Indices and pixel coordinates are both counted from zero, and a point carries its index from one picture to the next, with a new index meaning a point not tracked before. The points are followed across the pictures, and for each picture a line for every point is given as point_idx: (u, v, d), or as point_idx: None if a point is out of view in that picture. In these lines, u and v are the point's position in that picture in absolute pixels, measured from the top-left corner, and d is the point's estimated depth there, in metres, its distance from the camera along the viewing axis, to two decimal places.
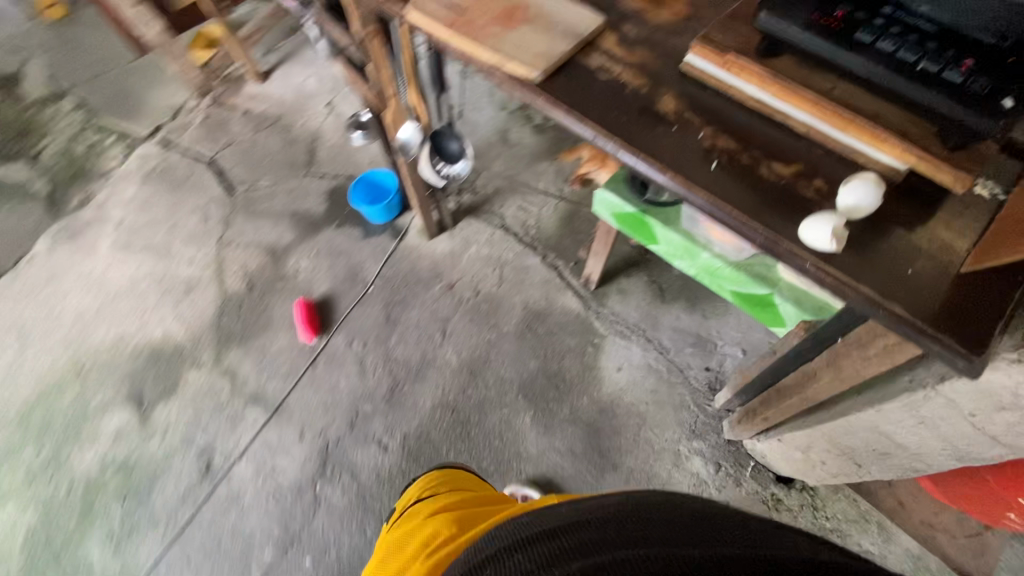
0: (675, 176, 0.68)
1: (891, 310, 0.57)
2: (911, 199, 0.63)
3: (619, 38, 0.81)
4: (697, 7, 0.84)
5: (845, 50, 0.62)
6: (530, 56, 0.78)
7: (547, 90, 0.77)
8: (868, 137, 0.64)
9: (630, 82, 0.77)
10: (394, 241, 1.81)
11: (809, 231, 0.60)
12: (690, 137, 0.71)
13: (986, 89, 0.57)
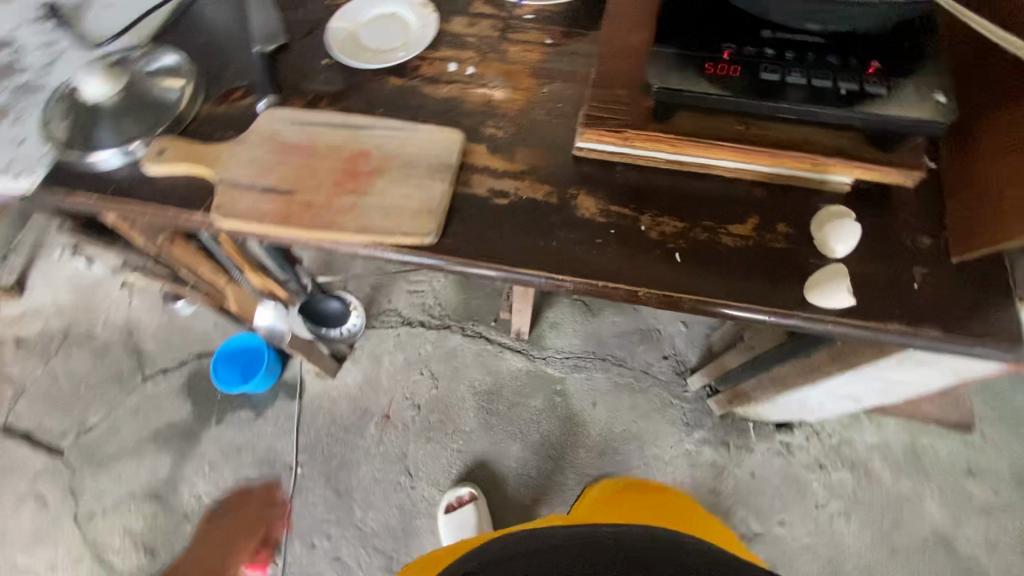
0: (649, 290, 0.59)
1: (928, 335, 0.54)
2: (870, 204, 0.60)
3: (489, 147, 0.69)
4: (546, 76, 0.73)
5: (759, 97, 0.54)
6: (409, 217, 0.62)
7: (451, 248, 0.62)
8: (805, 166, 0.59)
9: (533, 196, 0.65)
10: (296, 400, 1.52)
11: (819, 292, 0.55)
12: (632, 234, 0.62)
13: (912, 92, 0.52)
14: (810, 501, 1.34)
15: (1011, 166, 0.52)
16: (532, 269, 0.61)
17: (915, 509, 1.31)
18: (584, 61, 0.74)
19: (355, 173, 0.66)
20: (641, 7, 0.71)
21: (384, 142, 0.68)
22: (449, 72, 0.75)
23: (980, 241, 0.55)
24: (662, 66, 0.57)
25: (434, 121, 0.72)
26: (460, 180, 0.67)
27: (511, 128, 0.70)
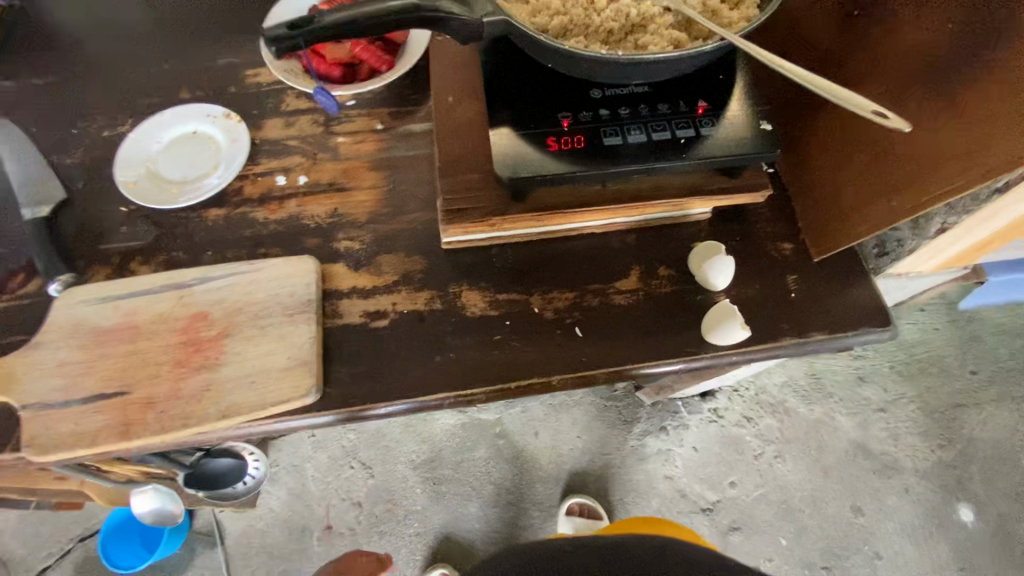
0: (562, 376, 0.56)
1: (815, 339, 0.57)
2: (732, 226, 0.63)
3: (350, 264, 0.62)
4: (389, 167, 0.68)
5: (608, 162, 0.54)
6: (280, 379, 0.54)
7: (340, 397, 0.55)
8: (667, 208, 0.60)
9: (413, 307, 0.59)
10: (214, 548, 1.31)
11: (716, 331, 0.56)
12: (526, 319, 0.58)
13: (739, 125, 0.55)
14: (750, 455, 1.41)
15: (842, 171, 0.57)
16: (436, 391, 0.55)
17: (832, 428, 1.44)
18: (425, 140, 0.69)
19: (199, 344, 0.55)
20: (466, 75, 0.67)
21: (224, 295, 0.58)
22: (279, 187, 0.67)
23: (831, 241, 0.59)
24: (507, 149, 0.54)
25: (278, 249, 0.63)
26: (328, 313, 0.59)
27: (369, 236, 0.63)
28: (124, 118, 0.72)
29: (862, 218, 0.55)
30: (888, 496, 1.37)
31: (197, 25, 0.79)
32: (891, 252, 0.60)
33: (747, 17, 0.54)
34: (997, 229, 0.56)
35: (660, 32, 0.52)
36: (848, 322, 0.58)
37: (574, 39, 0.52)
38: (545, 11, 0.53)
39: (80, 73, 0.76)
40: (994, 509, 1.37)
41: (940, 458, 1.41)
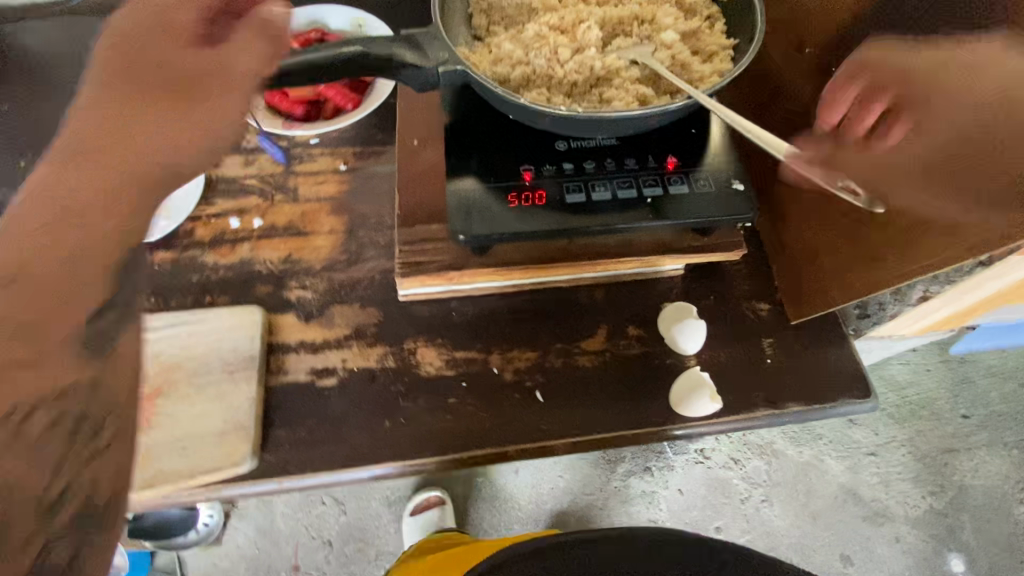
0: (520, 447, 0.52)
1: (791, 409, 0.54)
2: (706, 283, 0.60)
3: (300, 316, 0.58)
4: (350, 210, 0.64)
5: (570, 220, 0.51)
6: (214, 445, 0.50)
7: (279, 464, 0.51)
8: (637, 264, 0.57)
9: (365, 364, 0.56)
10: None
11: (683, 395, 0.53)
12: (485, 381, 0.55)
13: (711, 184, 0.52)
14: (736, 499, 1.37)
15: (820, 231, 0.54)
16: (383, 460, 0.51)
17: (821, 472, 1.39)
18: (389, 183, 0.66)
19: None
20: (431, 117, 0.64)
21: (162, 349, 0.54)
22: (232, 229, 0.63)
23: (809, 303, 0.56)
24: (464, 202, 0.51)
25: (226, 297, 0.59)
26: (272, 369, 0.55)
27: (323, 284, 0.60)
28: None
29: (840, 283, 0.52)
30: (878, 545, 1.33)
31: None
32: (872, 315, 0.57)
33: (718, 71, 0.51)
34: (983, 296, 0.52)
35: (626, 86, 0.49)
36: (827, 391, 0.55)
37: (536, 91, 0.50)
38: (506, 61, 0.51)
39: (36, 104, 0.73)
40: (987, 561, 1.32)
41: (931, 505, 1.36)
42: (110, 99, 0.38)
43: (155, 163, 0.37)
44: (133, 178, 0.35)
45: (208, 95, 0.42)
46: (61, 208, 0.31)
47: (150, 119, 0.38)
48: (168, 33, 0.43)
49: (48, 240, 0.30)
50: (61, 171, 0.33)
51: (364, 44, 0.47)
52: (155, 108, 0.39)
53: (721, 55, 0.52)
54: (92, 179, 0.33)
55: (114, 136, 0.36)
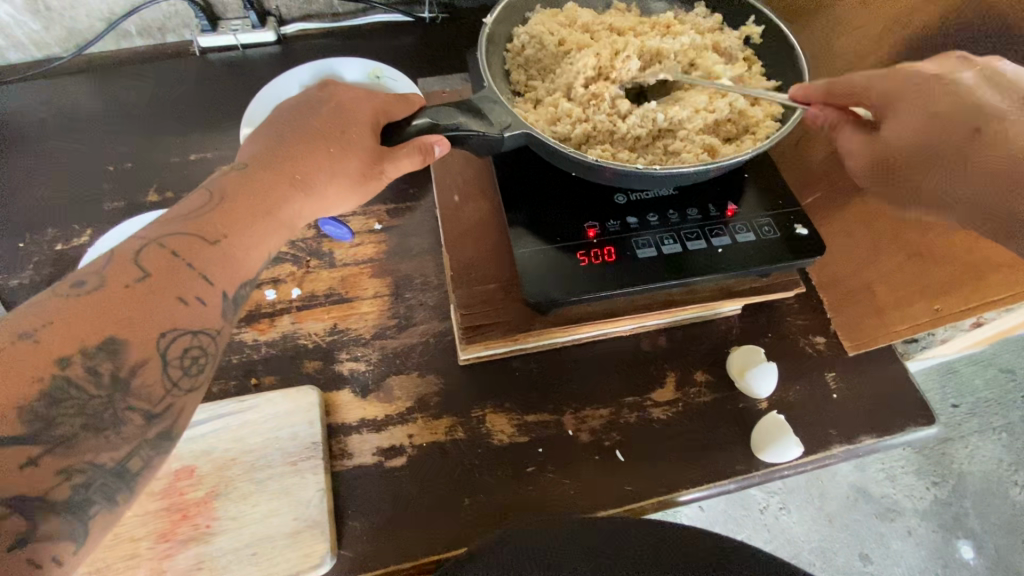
0: (609, 512, 0.50)
1: (865, 443, 0.54)
2: (763, 322, 0.60)
3: (357, 391, 0.55)
4: (393, 272, 0.62)
5: (644, 275, 0.50)
6: (288, 547, 0.46)
7: (357, 558, 0.47)
8: (699, 310, 0.57)
9: (433, 439, 0.53)
10: None
11: (766, 433, 0.53)
12: (562, 443, 0.53)
13: (773, 230, 0.53)
14: (755, 509, 1.26)
15: (873, 265, 0.56)
16: (469, 542, 0.49)
17: (832, 474, 1.27)
18: (429, 240, 0.64)
19: (185, 508, 0.47)
20: (470, 170, 0.63)
21: (212, 444, 0.50)
22: (269, 301, 0.59)
23: (869, 336, 0.57)
24: (535, 265, 0.51)
25: (272, 377, 0.55)
26: (336, 454, 0.52)
27: (375, 354, 0.57)
28: (82, 228, 0.64)
29: (904, 317, 0.54)
30: (893, 539, 1.22)
31: (166, 123, 0.73)
32: (924, 342, 0.58)
33: (771, 116, 0.52)
34: None
35: (692, 138, 0.51)
36: (896, 421, 0.55)
37: (600, 147, 0.51)
38: (566, 119, 0.52)
39: (29, 178, 0.68)
40: (995, 546, 1.22)
41: (936, 496, 1.26)
42: (258, 181, 0.43)
43: (256, 260, 0.42)
44: (237, 265, 0.40)
45: (321, 198, 0.45)
46: (193, 273, 0.38)
47: (350, 150, 0.45)
48: (326, 111, 0.47)
49: (190, 298, 0.38)
50: (204, 247, 0.39)
51: (433, 114, 0.47)
52: (356, 142, 0.46)
53: (767, 98, 0.53)
54: (221, 260, 0.39)
55: (313, 163, 0.44)
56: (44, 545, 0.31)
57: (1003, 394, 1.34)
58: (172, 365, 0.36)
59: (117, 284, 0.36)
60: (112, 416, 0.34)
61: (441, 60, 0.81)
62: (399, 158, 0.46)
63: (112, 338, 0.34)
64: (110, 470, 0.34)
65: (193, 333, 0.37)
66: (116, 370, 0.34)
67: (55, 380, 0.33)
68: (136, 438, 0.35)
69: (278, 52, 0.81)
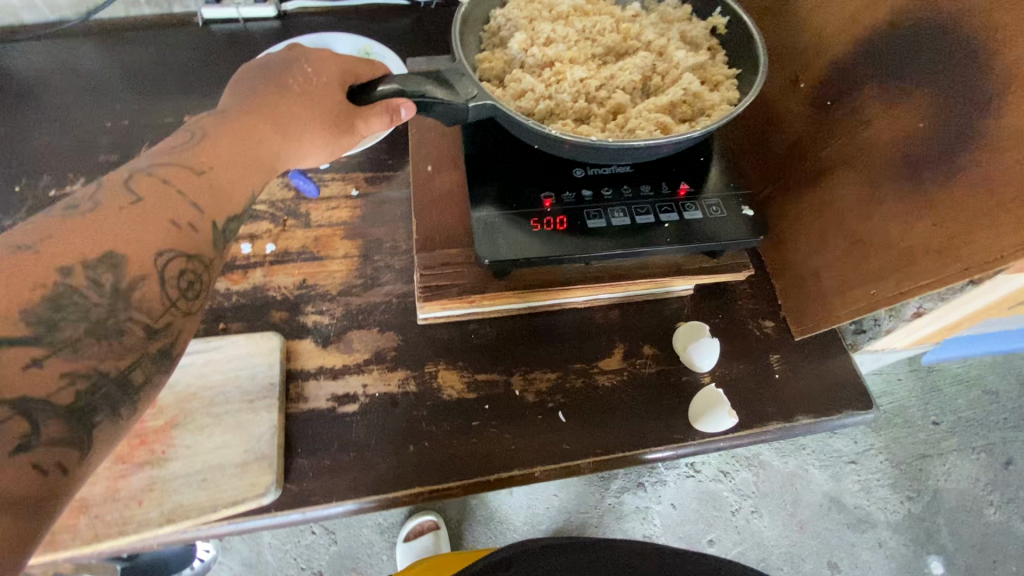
0: (547, 468, 0.52)
1: (801, 422, 0.56)
2: (714, 304, 0.62)
3: (318, 341, 0.58)
4: (364, 235, 0.65)
5: (593, 243, 0.53)
6: (235, 476, 0.49)
7: (303, 492, 0.50)
8: (649, 285, 0.59)
9: (386, 389, 0.55)
10: None
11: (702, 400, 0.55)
12: (508, 402, 0.55)
13: (721, 207, 0.55)
14: (726, 511, 1.25)
15: (820, 253, 0.58)
16: (409, 486, 0.51)
17: (805, 480, 1.28)
18: (402, 208, 0.67)
19: (144, 435, 0.50)
20: (444, 143, 0.66)
21: (176, 378, 0.53)
22: (244, 254, 0.62)
23: (812, 320, 0.59)
24: (493, 230, 0.53)
25: (240, 324, 0.58)
26: (292, 397, 0.54)
27: (340, 309, 0.60)
28: (76, 177, 0.68)
29: (845, 302, 0.55)
30: (860, 549, 1.22)
31: (164, 86, 0.77)
32: (868, 330, 0.60)
33: (727, 99, 0.55)
34: (968, 311, 0.56)
35: (646, 116, 0.53)
36: (833, 404, 0.57)
37: (562, 121, 0.54)
38: (529, 94, 0.55)
39: (31, 129, 0.72)
40: (965, 562, 1.22)
41: (908, 510, 1.26)
42: (239, 122, 0.46)
43: (242, 198, 0.45)
44: (227, 199, 0.44)
45: (296, 144, 0.48)
46: (184, 201, 0.41)
47: (328, 98, 0.49)
48: (300, 66, 0.50)
49: (183, 223, 0.41)
50: (193, 178, 0.43)
51: (401, 80, 0.49)
52: (328, 93, 0.49)
53: (726, 84, 0.56)
54: (210, 191, 0.43)
55: (290, 108, 0.48)
56: (48, 451, 0.33)
57: (983, 414, 1.34)
58: (169, 283, 0.39)
59: (113, 206, 0.39)
60: (115, 324, 0.37)
61: (432, 43, 0.85)
62: (368, 118, 0.50)
63: (111, 252, 0.37)
64: (113, 379, 0.36)
65: (187, 256, 0.40)
66: (117, 282, 0.37)
67: (59, 287, 0.35)
68: (137, 349, 0.37)
69: (277, 27, 0.85)
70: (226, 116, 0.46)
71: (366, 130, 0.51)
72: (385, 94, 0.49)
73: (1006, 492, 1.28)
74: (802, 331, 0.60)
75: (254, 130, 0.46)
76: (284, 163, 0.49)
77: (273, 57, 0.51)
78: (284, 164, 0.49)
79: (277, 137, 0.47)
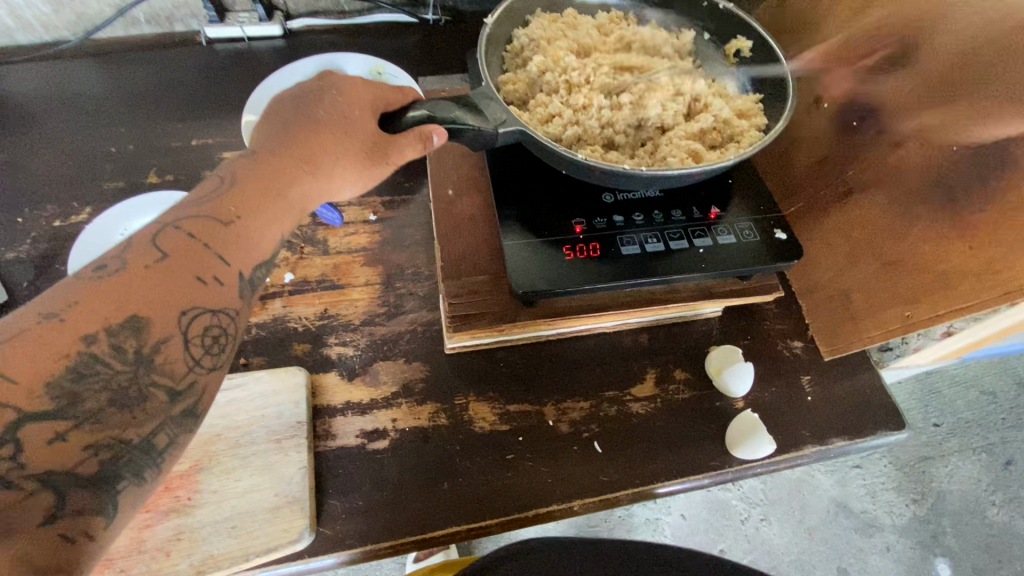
0: (585, 502, 0.51)
1: (837, 444, 0.56)
2: (744, 325, 0.62)
3: (344, 374, 0.56)
4: (385, 261, 0.63)
5: (627, 270, 0.52)
6: (268, 522, 0.47)
7: (337, 536, 0.48)
8: (680, 309, 0.58)
9: (416, 423, 0.54)
10: None
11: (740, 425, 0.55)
12: (542, 433, 0.54)
13: (752, 234, 0.55)
14: (736, 520, 1.25)
15: (849, 272, 0.58)
16: (446, 525, 0.49)
17: (813, 486, 1.28)
18: (422, 232, 0.66)
19: (168, 481, 0.48)
20: (464, 166, 0.64)
21: None
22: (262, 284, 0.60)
23: (844, 340, 0.59)
24: (523, 260, 0.52)
25: (262, 358, 0.56)
26: (320, 434, 0.53)
27: (364, 340, 0.58)
28: (80, 206, 0.66)
29: (877, 324, 0.55)
30: (871, 555, 1.22)
31: (168, 108, 0.75)
32: (896, 349, 0.60)
33: (757, 126, 0.54)
34: (999, 329, 0.56)
35: (677, 142, 0.53)
36: (866, 424, 0.57)
37: (589, 148, 0.53)
38: (558, 119, 0.54)
39: (30, 155, 0.69)
40: (971, 563, 1.23)
41: (915, 513, 1.26)
42: (269, 163, 0.44)
43: (271, 242, 0.43)
44: (254, 247, 0.42)
45: (328, 182, 0.46)
46: (210, 254, 0.39)
47: (357, 132, 0.47)
48: (328, 98, 0.48)
49: (210, 278, 0.39)
50: (220, 229, 0.41)
51: (430, 106, 0.49)
52: (358, 125, 0.47)
53: (755, 110, 0.55)
54: (236, 241, 0.41)
55: (320, 142, 0.46)
56: (75, 519, 0.32)
57: (983, 415, 1.36)
58: (193, 343, 0.37)
59: (138, 266, 0.37)
60: (136, 392, 0.35)
61: (442, 60, 0.83)
62: (402, 147, 0.48)
63: (133, 317, 0.35)
64: (137, 445, 0.34)
65: (213, 312, 0.39)
66: (140, 346, 0.35)
67: (81, 356, 0.34)
68: (160, 414, 0.36)
69: (283, 45, 0.83)
70: (256, 156, 0.45)
71: (399, 160, 0.49)
72: (415, 120, 0.48)
73: (1008, 492, 1.29)
74: (831, 350, 0.60)
75: (284, 170, 0.44)
76: (315, 202, 0.47)
77: (299, 90, 0.50)
78: (315, 202, 0.47)
79: (307, 175, 0.45)
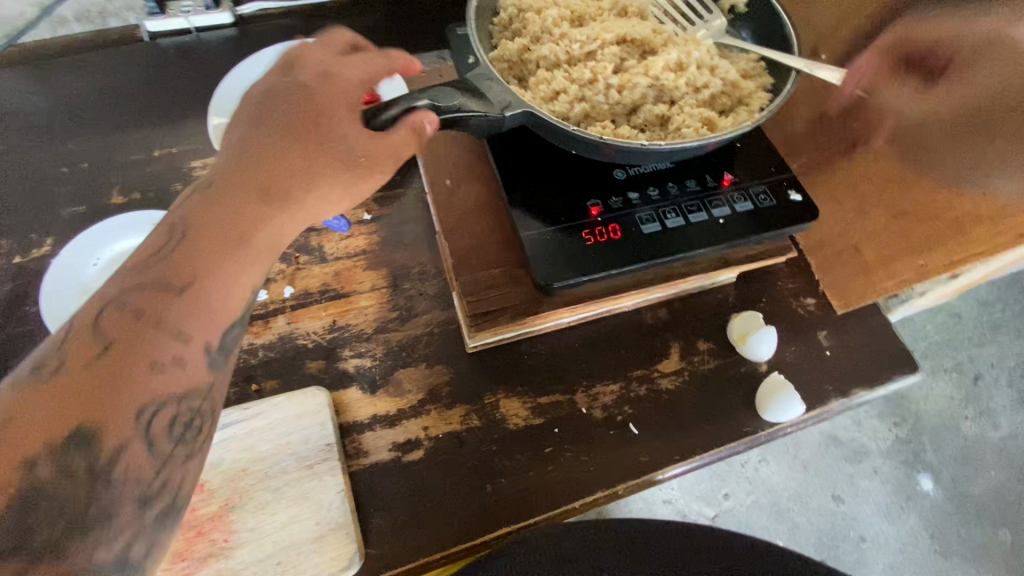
0: (629, 485, 0.52)
1: (859, 395, 0.57)
2: (758, 288, 0.62)
3: (365, 387, 0.54)
4: (388, 263, 0.60)
5: (649, 250, 0.51)
6: (314, 552, 0.46)
7: (385, 556, 0.47)
8: (699, 280, 0.58)
9: (448, 428, 0.52)
10: None
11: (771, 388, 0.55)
12: (578, 422, 0.54)
13: (767, 198, 0.54)
14: (736, 464, 1.30)
15: (857, 226, 0.58)
16: (494, 527, 0.49)
17: None
18: (422, 227, 0.62)
19: (199, 526, 0.45)
20: (459, 153, 0.61)
21: (220, 456, 0.48)
22: (261, 303, 0.56)
23: (857, 294, 0.59)
24: (543, 250, 0.50)
25: (275, 382, 0.53)
26: (350, 453, 0.51)
27: (380, 349, 0.55)
28: (41, 237, 0.59)
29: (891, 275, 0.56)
30: (861, 480, 1.30)
31: (118, 116, 0.67)
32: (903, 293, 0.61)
33: (761, 86, 0.53)
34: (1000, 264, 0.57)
35: (689, 111, 0.51)
36: (884, 372, 0.59)
37: (599, 124, 0.51)
38: (563, 96, 0.51)
39: None
40: (950, 474, 1.32)
41: (897, 436, 1.34)
42: (227, 201, 0.38)
43: (240, 299, 0.38)
44: (219, 311, 0.36)
45: (300, 211, 0.40)
46: (164, 334, 0.34)
47: (328, 153, 0.41)
48: (292, 116, 0.42)
49: (168, 361, 0.34)
50: (173, 299, 0.35)
51: (433, 94, 0.43)
52: (325, 147, 0.41)
53: (755, 70, 0.54)
54: (196, 310, 0.35)
55: (285, 171, 0.40)
56: None
57: (952, 336, 1.44)
58: (159, 441, 0.33)
59: (77, 367, 0.31)
60: (100, 511, 0.30)
61: (411, 36, 0.78)
62: (394, 149, 0.42)
63: (80, 429, 0.30)
64: (111, 565, 0.30)
65: (177, 400, 0.34)
66: (93, 463, 0.30)
67: (22, 490, 0.29)
68: (133, 527, 0.31)
69: (235, 34, 0.76)
70: (212, 189, 0.38)
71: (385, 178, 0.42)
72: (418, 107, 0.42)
73: (979, 405, 1.38)
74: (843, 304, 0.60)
75: (245, 209, 0.38)
76: (287, 238, 0.41)
77: (253, 108, 0.43)
78: (287, 238, 0.41)
79: (273, 212, 0.39)
